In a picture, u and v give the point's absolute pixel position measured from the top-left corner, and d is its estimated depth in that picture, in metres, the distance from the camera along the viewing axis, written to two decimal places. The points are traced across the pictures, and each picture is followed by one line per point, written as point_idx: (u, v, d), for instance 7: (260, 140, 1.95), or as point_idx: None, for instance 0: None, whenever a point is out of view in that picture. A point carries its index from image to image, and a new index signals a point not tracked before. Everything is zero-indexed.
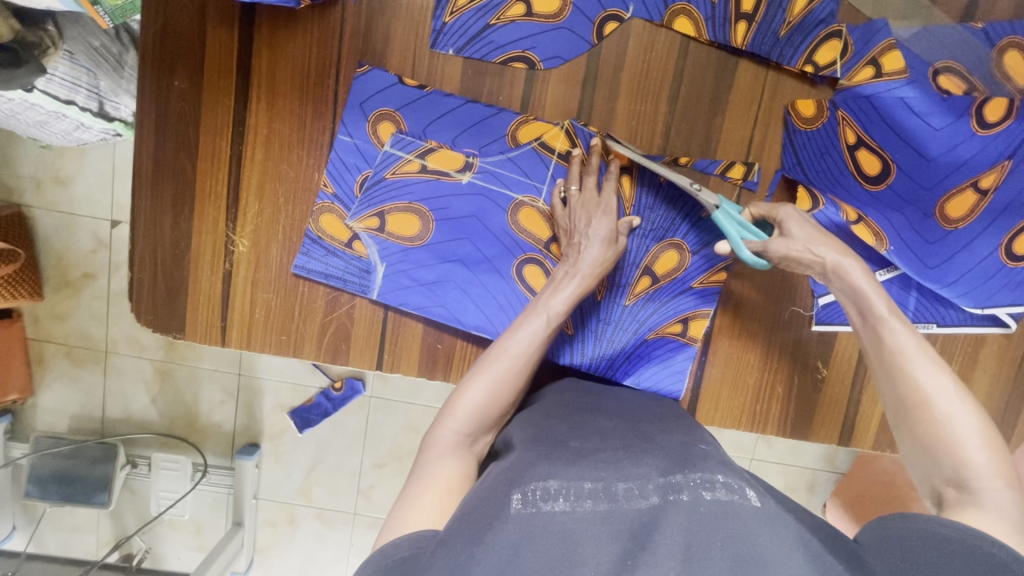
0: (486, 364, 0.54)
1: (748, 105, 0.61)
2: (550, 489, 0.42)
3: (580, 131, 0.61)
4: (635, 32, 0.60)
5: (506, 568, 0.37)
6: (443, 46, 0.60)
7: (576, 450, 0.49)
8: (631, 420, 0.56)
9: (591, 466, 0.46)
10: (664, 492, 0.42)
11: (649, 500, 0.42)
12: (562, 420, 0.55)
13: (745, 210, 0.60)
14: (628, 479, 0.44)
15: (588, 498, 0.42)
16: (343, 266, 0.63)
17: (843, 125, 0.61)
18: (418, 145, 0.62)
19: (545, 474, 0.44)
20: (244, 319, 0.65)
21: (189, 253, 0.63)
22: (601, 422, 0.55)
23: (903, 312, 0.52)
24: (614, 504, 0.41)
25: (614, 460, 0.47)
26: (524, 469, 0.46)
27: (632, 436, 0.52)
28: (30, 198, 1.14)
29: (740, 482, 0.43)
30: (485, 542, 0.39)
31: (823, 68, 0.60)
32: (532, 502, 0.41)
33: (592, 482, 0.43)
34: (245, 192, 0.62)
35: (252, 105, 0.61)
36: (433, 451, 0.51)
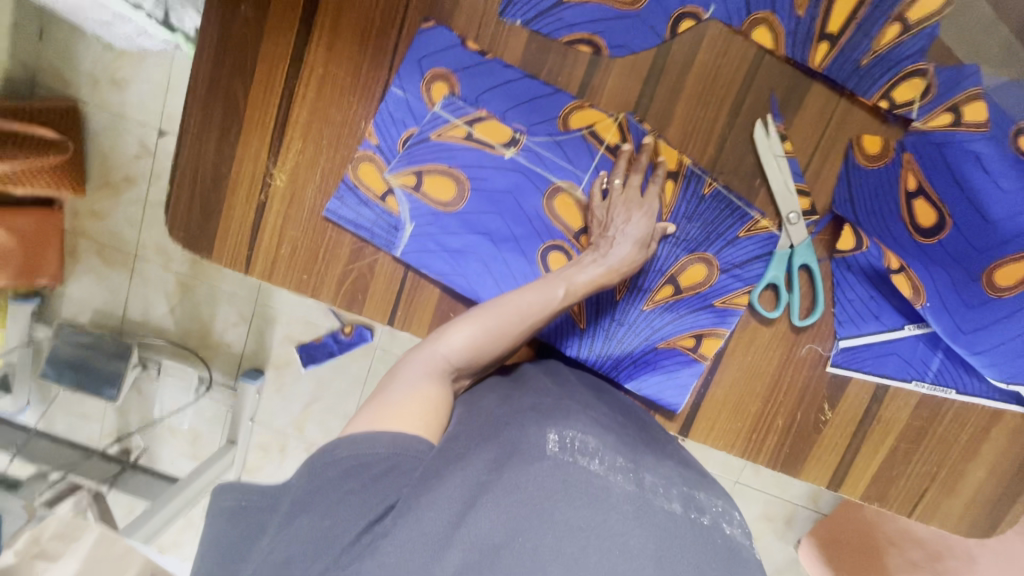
0: (492, 310, 0.55)
1: (812, 129, 0.59)
2: (588, 446, 0.49)
3: (633, 127, 0.60)
4: (710, 34, 0.58)
5: (540, 499, 0.42)
6: (511, 15, 0.59)
7: (606, 423, 0.55)
8: (641, 421, 0.61)
9: (621, 445, 0.53)
10: (686, 505, 0.48)
11: (673, 503, 0.47)
12: (573, 389, 0.59)
13: (812, 270, 0.62)
14: (655, 476, 0.50)
15: (619, 471, 0.48)
16: (373, 218, 0.64)
17: (905, 170, 0.58)
18: (468, 112, 0.61)
19: (585, 430, 0.51)
20: (269, 252, 0.66)
21: (227, 178, 0.64)
22: (616, 412, 0.59)
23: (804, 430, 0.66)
24: (641, 488, 0.47)
25: (640, 453, 0.53)
26: (558, 416, 0.53)
27: (650, 436, 0.58)
28: (86, 94, 1.16)
29: (747, 528, 0.50)
30: (518, 468, 0.45)
31: (899, 106, 0.57)
32: (571, 451, 0.48)
33: (625, 460, 0.50)
34: (291, 128, 0.63)
35: (312, 43, 0.60)
36: (416, 369, 0.53)
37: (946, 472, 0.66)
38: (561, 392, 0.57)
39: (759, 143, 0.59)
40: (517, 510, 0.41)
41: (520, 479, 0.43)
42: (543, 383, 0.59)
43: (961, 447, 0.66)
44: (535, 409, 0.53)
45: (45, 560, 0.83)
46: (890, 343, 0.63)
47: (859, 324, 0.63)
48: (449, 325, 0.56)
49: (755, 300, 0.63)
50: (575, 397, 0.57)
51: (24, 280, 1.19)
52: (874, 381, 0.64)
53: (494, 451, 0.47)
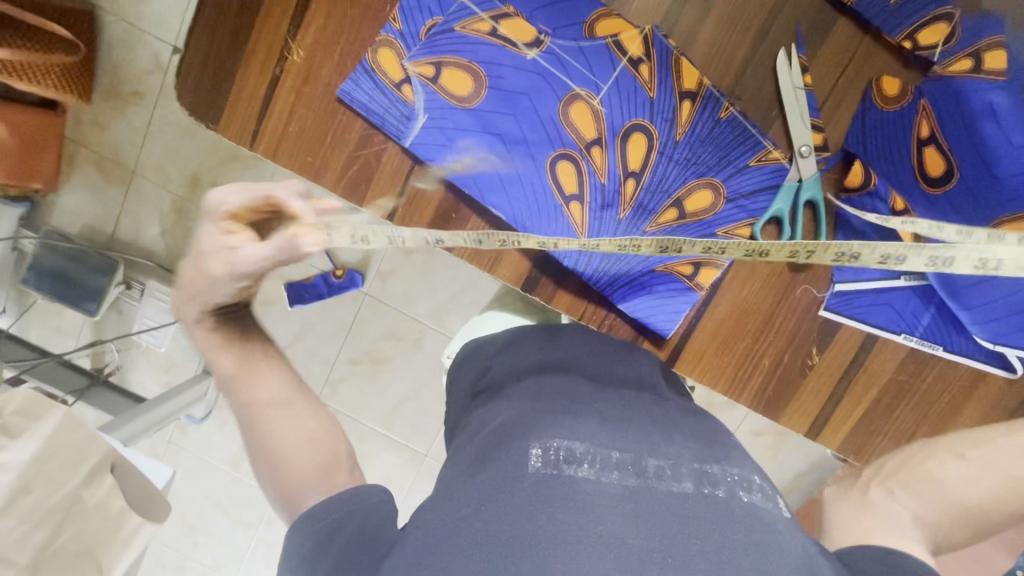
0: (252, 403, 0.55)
1: (833, 64, 0.60)
2: (574, 453, 0.46)
3: (658, 41, 0.60)
4: None
5: (523, 517, 0.41)
6: None
7: (601, 414, 0.51)
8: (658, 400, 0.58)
9: (622, 434, 0.49)
10: (698, 482, 0.46)
11: (681, 484, 0.45)
12: (582, 384, 0.55)
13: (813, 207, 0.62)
14: (659, 458, 0.47)
15: (614, 469, 0.45)
16: (387, 105, 0.63)
17: (920, 116, 0.59)
18: (494, 7, 0.60)
19: (571, 436, 0.47)
20: (277, 131, 0.65)
21: (244, 48, 0.63)
22: (626, 391, 0.56)
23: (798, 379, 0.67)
24: (642, 480, 0.45)
25: (645, 434, 0.50)
26: (544, 424, 0.49)
27: (667, 414, 0.55)
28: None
29: (771, 489, 0.49)
30: (501, 494, 0.43)
31: (921, 49, 0.57)
32: (555, 463, 0.45)
33: (621, 453, 0.47)
34: (314, 3, 0.62)
35: None
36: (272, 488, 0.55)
37: (928, 430, 0.67)
38: (559, 390, 0.54)
39: (780, 71, 0.60)
40: (501, 533, 0.40)
41: (504, 509, 0.42)
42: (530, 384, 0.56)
43: (941, 408, 0.66)
44: (524, 418, 0.50)
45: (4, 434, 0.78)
46: (883, 292, 0.63)
47: (857, 269, 0.63)
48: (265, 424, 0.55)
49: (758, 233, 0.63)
50: (568, 399, 0.53)
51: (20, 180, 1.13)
52: (865, 328, 0.65)
53: (481, 480, 0.45)
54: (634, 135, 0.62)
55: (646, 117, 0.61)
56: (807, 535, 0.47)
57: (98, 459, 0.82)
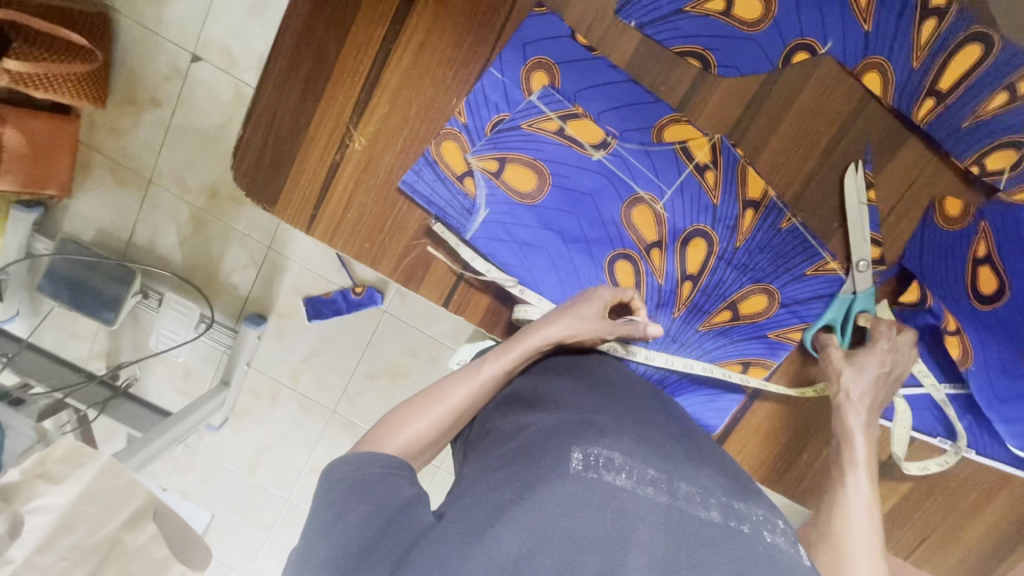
0: (476, 377, 0.52)
1: (897, 182, 0.60)
2: (614, 462, 0.42)
3: (726, 150, 0.60)
4: (821, 71, 0.57)
5: (559, 518, 0.38)
6: (627, 15, 0.57)
7: (640, 433, 0.48)
8: (683, 424, 0.55)
9: (658, 453, 0.46)
10: (725, 514, 0.42)
11: (710, 513, 0.42)
12: (626, 403, 0.52)
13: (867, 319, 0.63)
14: (691, 484, 0.44)
15: (649, 485, 0.42)
16: (448, 197, 0.63)
17: (980, 238, 0.59)
18: (564, 107, 0.60)
19: (612, 446, 0.44)
20: (336, 214, 0.64)
21: (304, 132, 0.62)
22: (662, 419, 0.53)
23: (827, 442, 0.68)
24: (674, 502, 0.41)
25: (676, 457, 0.47)
26: (582, 429, 0.46)
27: (697, 444, 0.52)
28: None
29: (795, 537, 0.45)
30: (540, 493, 0.39)
31: (988, 173, 0.58)
32: (594, 468, 0.41)
33: (656, 471, 0.43)
34: (379, 92, 0.60)
35: (416, 7, 0.58)
36: (419, 407, 0.51)
37: (947, 525, 0.70)
38: (602, 401, 0.51)
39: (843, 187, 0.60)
40: (536, 528, 0.37)
41: (545, 501, 0.38)
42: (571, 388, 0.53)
43: (969, 502, 0.69)
44: (563, 424, 0.46)
45: (49, 481, 0.72)
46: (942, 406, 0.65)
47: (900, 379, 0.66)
48: (443, 382, 0.53)
49: (808, 341, 0.64)
50: (608, 409, 0.50)
51: (32, 189, 0.96)
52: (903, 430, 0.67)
53: (518, 476, 0.42)
54: (694, 239, 0.62)
55: (707, 223, 0.62)
56: None
57: (141, 503, 0.76)
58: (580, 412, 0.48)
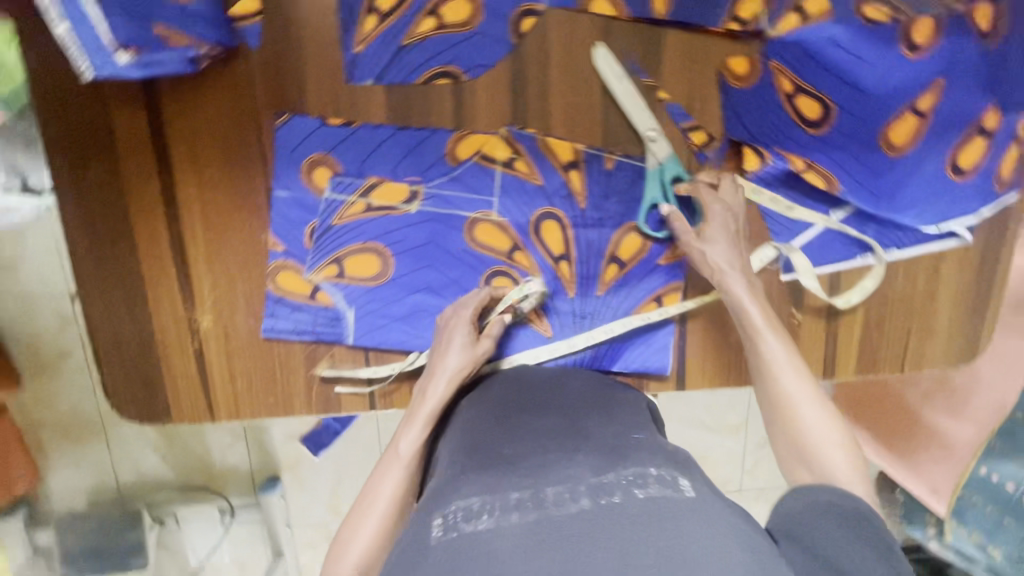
0: (398, 458, 0.54)
1: (681, 71, 0.60)
2: (472, 509, 0.42)
3: (518, 136, 0.60)
4: (553, 23, 0.57)
5: None
6: (360, 78, 0.57)
7: (505, 460, 0.47)
8: (562, 411, 0.54)
9: (521, 472, 0.45)
10: (595, 495, 0.41)
11: (580, 504, 0.41)
12: (514, 419, 0.53)
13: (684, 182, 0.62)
14: (558, 484, 0.43)
15: (513, 510, 0.41)
16: (312, 318, 0.63)
17: (783, 71, 0.60)
18: (358, 185, 0.60)
19: (470, 494, 0.44)
20: (228, 392, 0.64)
21: (155, 341, 0.62)
22: (543, 420, 0.53)
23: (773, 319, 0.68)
24: (542, 511, 0.40)
25: (547, 462, 0.46)
26: (447, 490, 0.45)
27: (574, 422, 0.52)
28: None
29: (671, 474, 0.44)
30: None
31: (748, 22, 0.58)
32: (453, 526, 0.41)
33: (519, 492, 0.43)
34: (195, 269, 0.61)
35: (179, 182, 0.58)
36: (361, 515, 0.52)
37: (919, 322, 0.70)
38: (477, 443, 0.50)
39: (625, 105, 0.59)
40: None
41: None
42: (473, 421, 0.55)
43: (922, 292, 0.69)
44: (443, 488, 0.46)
45: None
46: (845, 231, 0.66)
47: (797, 232, 0.65)
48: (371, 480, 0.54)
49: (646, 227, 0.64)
50: (480, 450, 0.49)
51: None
52: (828, 271, 0.67)
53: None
54: (544, 224, 0.63)
55: (545, 204, 0.62)
56: (725, 508, 0.42)
57: None
58: (466, 463, 0.49)
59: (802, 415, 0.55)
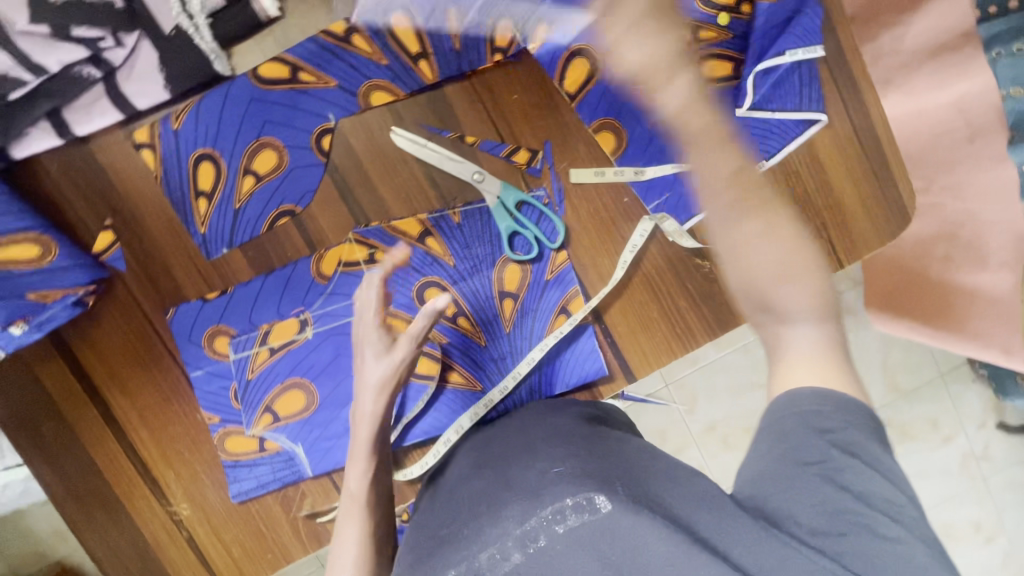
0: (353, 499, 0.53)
1: (476, 111, 0.64)
2: None
3: (367, 233, 0.64)
4: (349, 130, 0.63)
5: None
6: (216, 250, 0.64)
7: (445, 533, 0.45)
8: (500, 458, 0.51)
9: (456, 539, 0.43)
10: (523, 544, 0.40)
11: (511, 560, 0.40)
12: (464, 488, 0.49)
13: (526, 206, 0.65)
14: (488, 544, 0.41)
15: None
16: (270, 467, 0.67)
17: (563, 68, 0.63)
18: (254, 337, 0.65)
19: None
20: (229, 564, 0.68)
21: (151, 546, 0.67)
22: (485, 470, 0.50)
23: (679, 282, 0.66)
24: None
25: (480, 516, 0.44)
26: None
27: (509, 469, 0.47)
28: None
29: (585, 492, 0.40)
30: None
31: (509, 47, 0.63)
32: None
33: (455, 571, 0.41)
34: (156, 468, 0.66)
35: (113, 402, 0.65)
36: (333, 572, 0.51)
37: (831, 212, 0.67)
38: (433, 522, 0.48)
39: (443, 163, 0.63)
40: None
41: None
42: (436, 495, 0.53)
43: (814, 185, 0.67)
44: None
45: None
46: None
47: (658, 192, 0.65)
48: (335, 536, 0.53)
49: (516, 255, 0.65)
50: (427, 530, 0.47)
51: None
52: None
53: None
54: (427, 293, 0.66)
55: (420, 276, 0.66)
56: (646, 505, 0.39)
57: None
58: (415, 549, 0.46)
59: (747, 248, 0.48)
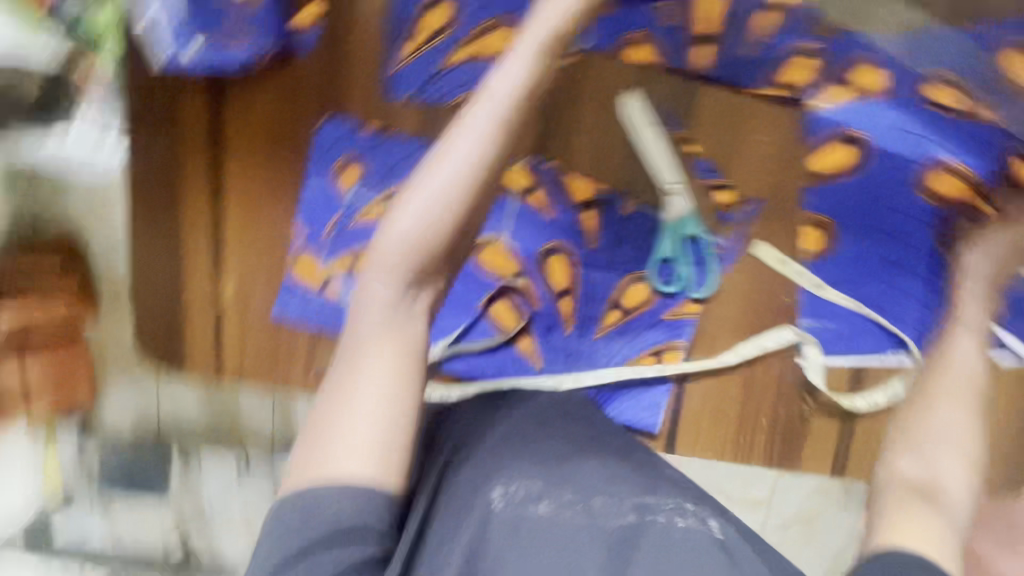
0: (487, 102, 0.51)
1: (719, 125, 0.58)
2: (532, 492, 0.49)
3: (541, 169, 0.61)
4: (593, 63, 0.58)
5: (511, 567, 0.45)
6: (399, 91, 0.62)
7: (554, 453, 0.52)
8: (616, 449, 0.55)
9: (568, 465, 0.52)
10: (641, 512, 0.49)
11: (626, 518, 0.49)
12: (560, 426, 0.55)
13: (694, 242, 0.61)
14: (607, 496, 0.50)
15: (565, 508, 0.49)
16: (320, 307, 0.66)
17: (827, 142, 0.57)
18: (381, 190, 0.64)
19: (521, 479, 0.50)
20: (234, 360, 0.68)
21: (182, 303, 0.67)
22: (586, 435, 0.55)
23: (776, 398, 0.63)
24: (592, 519, 0.48)
25: (591, 466, 0.52)
26: (494, 467, 0.51)
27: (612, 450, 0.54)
28: None
29: (708, 512, 0.50)
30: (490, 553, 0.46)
31: (796, 87, 0.56)
32: (518, 504, 0.49)
33: (571, 495, 0.49)
34: (226, 242, 0.65)
35: (229, 161, 0.64)
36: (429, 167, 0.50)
37: None
38: (536, 440, 0.53)
39: (653, 154, 0.59)
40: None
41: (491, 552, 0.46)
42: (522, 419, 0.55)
43: None
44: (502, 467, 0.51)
45: None
46: (875, 319, 0.60)
47: (820, 313, 0.60)
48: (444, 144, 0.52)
49: (654, 278, 0.62)
50: (534, 455, 0.52)
51: None
52: (852, 362, 0.61)
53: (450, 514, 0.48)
54: (551, 257, 0.63)
55: (556, 238, 0.62)
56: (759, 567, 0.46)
57: None
58: (518, 432, 0.54)
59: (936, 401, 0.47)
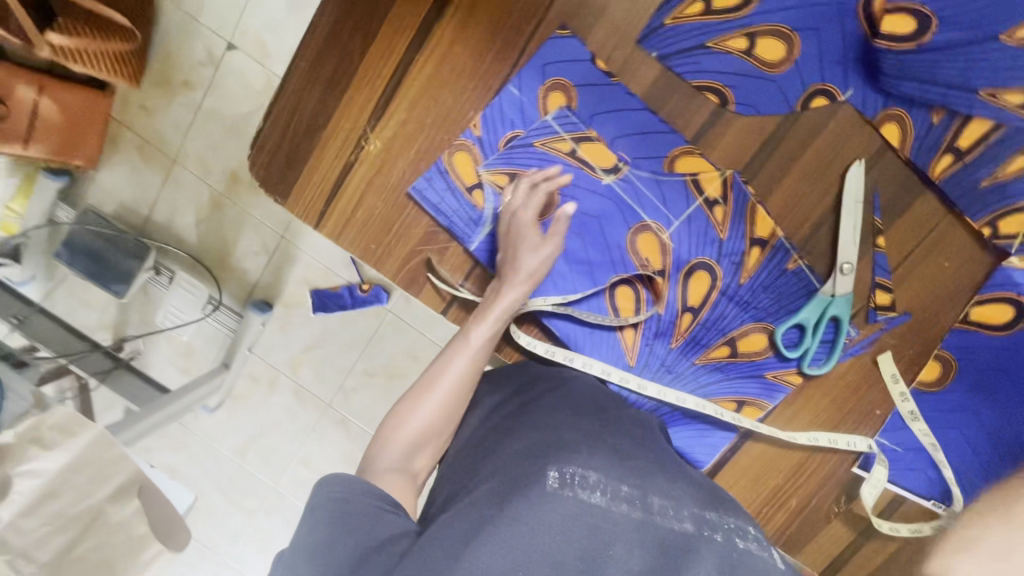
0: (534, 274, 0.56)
1: (915, 231, 0.59)
2: (589, 480, 0.46)
3: (737, 186, 0.60)
4: (840, 117, 0.57)
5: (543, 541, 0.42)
6: (649, 45, 0.58)
7: (613, 446, 0.52)
8: (655, 445, 0.57)
9: (632, 467, 0.50)
10: (699, 523, 0.48)
11: (683, 523, 0.47)
12: (612, 416, 0.57)
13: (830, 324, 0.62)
14: (664, 497, 0.49)
15: (623, 500, 0.47)
16: (458, 207, 0.63)
17: (997, 298, 0.59)
18: (578, 129, 0.60)
19: (587, 464, 0.48)
20: (345, 214, 0.64)
21: (321, 131, 0.61)
22: (639, 431, 0.57)
23: (815, 489, 0.66)
24: (649, 515, 0.47)
25: (652, 469, 0.52)
26: (563, 447, 0.49)
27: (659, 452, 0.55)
28: None
29: (765, 541, 0.51)
30: (523, 508, 0.43)
31: (1002, 236, 0.57)
32: (570, 485, 0.45)
33: (630, 487, 0.48)
34: (400, 95, 0.60)
35: (446, 17, 0.58)
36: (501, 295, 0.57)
37: None
38: (597, 423, 0.54)
39: (845, 228, 0.59)
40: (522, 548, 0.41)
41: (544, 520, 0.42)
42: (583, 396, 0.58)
43: None
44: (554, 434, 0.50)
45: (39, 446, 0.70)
46: (937, 466, 0.64)
47: (896, 435, 0.64)
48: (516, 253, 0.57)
49: (778, 337, 0.62)
50: (587, 429, 0.53)
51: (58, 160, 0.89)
52: (896, 488, 0.65)
53: (501, 486, 0.45)
54: (698, 271, 0.62)
55: (713, 257, 0.61)
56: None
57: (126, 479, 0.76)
58: (575, 418, 0.53)
59: None
